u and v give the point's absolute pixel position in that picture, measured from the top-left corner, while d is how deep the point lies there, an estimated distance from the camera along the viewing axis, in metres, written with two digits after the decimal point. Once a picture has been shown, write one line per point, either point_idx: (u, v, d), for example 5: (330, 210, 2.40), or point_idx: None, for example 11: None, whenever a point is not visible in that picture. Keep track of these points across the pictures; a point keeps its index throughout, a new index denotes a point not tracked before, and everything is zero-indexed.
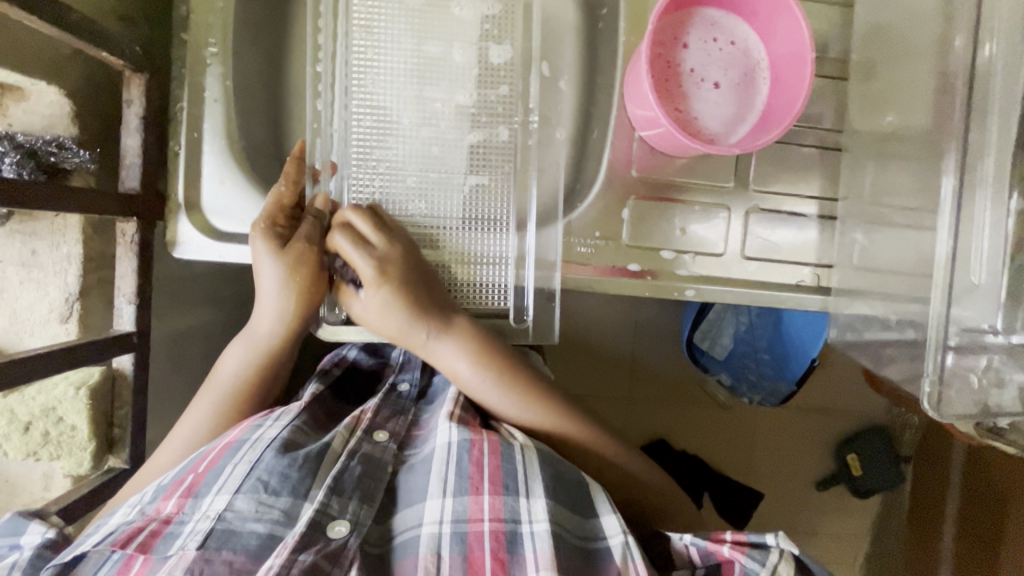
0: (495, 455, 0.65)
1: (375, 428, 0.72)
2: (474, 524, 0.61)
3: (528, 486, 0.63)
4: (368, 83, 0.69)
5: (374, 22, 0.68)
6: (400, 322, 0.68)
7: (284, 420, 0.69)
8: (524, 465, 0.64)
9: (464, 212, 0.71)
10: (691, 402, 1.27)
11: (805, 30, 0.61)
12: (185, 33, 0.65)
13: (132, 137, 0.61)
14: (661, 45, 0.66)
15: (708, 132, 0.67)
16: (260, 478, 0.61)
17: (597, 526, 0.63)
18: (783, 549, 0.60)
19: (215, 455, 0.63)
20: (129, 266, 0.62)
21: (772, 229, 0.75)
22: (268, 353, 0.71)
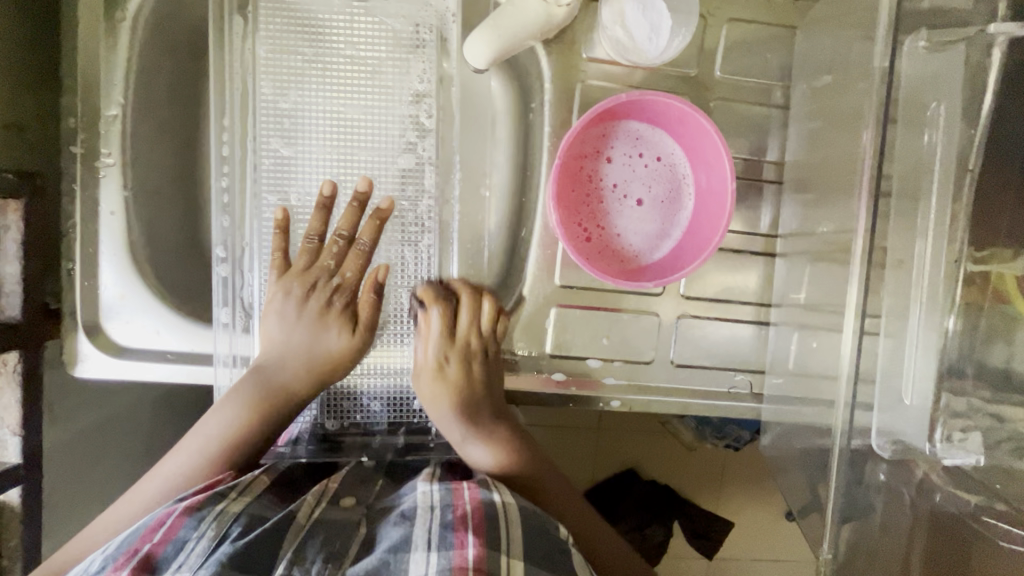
0: (479, 512, 0.57)
1: (343, 495, 0.62)
2: (458, 574, 0.51)
3: (507, 539, 0.55)
4: (282, 190, 0.65)
5: (285, 125, 0.64)
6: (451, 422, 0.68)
7: (251, 491, 0.59)
8: (504, 520, 0.57)
9: (392, 317, 0.69)
10: (659, 440, 1.21)
11: (727, 159, 0.57)
12: (75, 147, 0.61)
13: (11, 265, 0.58)
14: (583, 157, 0.63)
15: (629, 250, 0.64)
16: (224, 547, 0.52)
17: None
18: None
19: (174, 523, 0.55)
20: (12, 397, 0.58)
21: (704, 336, 0.73)
22: (262, 406, 0.64)
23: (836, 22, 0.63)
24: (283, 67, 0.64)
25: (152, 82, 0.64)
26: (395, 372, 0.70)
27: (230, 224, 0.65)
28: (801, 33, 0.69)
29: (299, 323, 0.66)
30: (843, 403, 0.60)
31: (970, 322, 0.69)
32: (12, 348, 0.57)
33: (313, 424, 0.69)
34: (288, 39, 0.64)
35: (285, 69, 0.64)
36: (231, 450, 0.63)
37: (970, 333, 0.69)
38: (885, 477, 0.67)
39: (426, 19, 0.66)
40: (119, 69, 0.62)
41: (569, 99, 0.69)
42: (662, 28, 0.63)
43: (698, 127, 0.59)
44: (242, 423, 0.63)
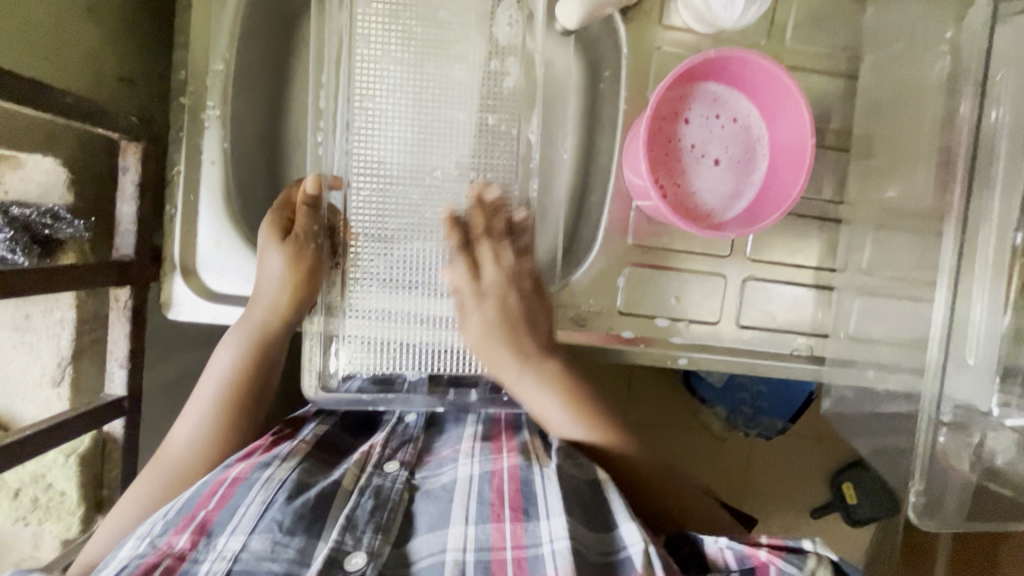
0: (514, 481, 0.62)
1: (386, 460, 0.68)
2: (497, 551, 0.56)
3: (549, 505, 0.58)
4: (367, 141, 0.67)
5: (374, 83, 0.66)
6: (439, 294, 0.69)
7: (293, 459, 0.64)
8: (543, 489, 0.60)
9: (464, 280, 0.70)
10: (687, 431, 1.27)
11: (806, 116, 0.60)
12: (183, 98, 0.64)
13: (127, 205, 0.60)
14: (663, 118, 0.66)
15: (704, 209, 0.67)
16: (275, 516, 0.58)
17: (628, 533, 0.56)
18: (821, 555, 0.56)
19: (226, 492, 0.60)
20: (122, 331, 0.61)
21: (769, 298, 0.75)
22: (259, 342, 0.67)
23: None
24: (374, 22, 0.66)
25: (252, 40, 0.68)
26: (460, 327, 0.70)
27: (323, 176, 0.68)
28: (872, 7, 0.72)
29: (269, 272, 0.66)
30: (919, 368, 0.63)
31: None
32: (126, 284, 0.60)
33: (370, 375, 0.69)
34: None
35: (375, 24, 0.66)
36: (245, 386, 0.67)
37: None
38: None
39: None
40: (226, 23, 0.65)
41: (648, 63, 0.71)
42: None
43: (778, 89, 0.62)
44: (246, 361, 0.67)
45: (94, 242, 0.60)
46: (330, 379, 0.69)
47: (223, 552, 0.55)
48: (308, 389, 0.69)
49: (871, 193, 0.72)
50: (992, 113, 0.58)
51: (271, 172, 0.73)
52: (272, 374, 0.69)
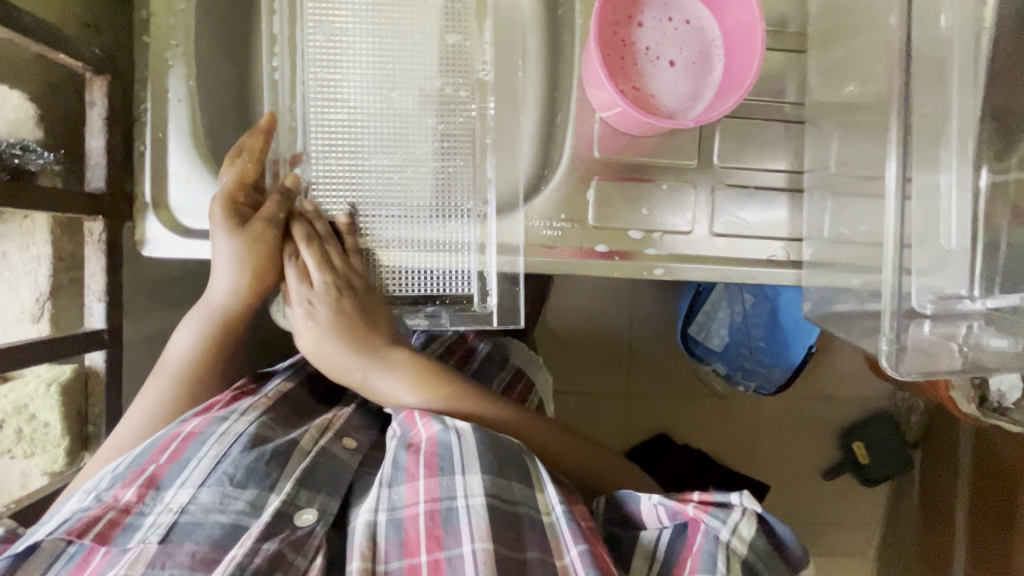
0: (430, 442, 0.62)
1: (346, 431, 0.69)
2: (409, 508, 0.58)
3: (462, 464, 0.60)
4: (325, 66, 0.69)
5: (331, 13, 0.69)
6: (339, 355, 0.71)
7: (250, 416, 0.66)
8: (458, 448, 0.61)
9: (428, 201, 0.72)
10: (686, 399, 1.26)
11: (753, 0, 0.61)
12: (147, 37, 0.66)
13: (96, 138, 0.62)
14: (616, 24, 0.67)
15: (664, 110, 0.68)
16: (227, 471, 0.59)
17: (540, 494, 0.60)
18: (745, 507, 0.59)
19: (178, 446, 0.61)
20: (98, 264, 0.62)
21: (740, 206, 0.76)
22: (225, 323, 0.70)
23: None
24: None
25: None
26: (424, 246, 0.72)
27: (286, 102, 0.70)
28: None
29: (223, 256, 0.67)
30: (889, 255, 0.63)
31: (991, 190, 0.72)
32: (98, 215, 0.61)
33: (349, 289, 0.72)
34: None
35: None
36: (213, 359, 0.70)
37: (992, 200, 0.72)
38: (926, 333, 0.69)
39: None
40: None
41: None
42: None
43: None
44: (208, 343, 0.69)
45: (64, 177, 0.62)
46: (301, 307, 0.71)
47: (171, 504, 0.57)
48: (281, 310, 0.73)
49: (830, 91, 0.72)
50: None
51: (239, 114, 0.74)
52: (234, 348, 0.72)
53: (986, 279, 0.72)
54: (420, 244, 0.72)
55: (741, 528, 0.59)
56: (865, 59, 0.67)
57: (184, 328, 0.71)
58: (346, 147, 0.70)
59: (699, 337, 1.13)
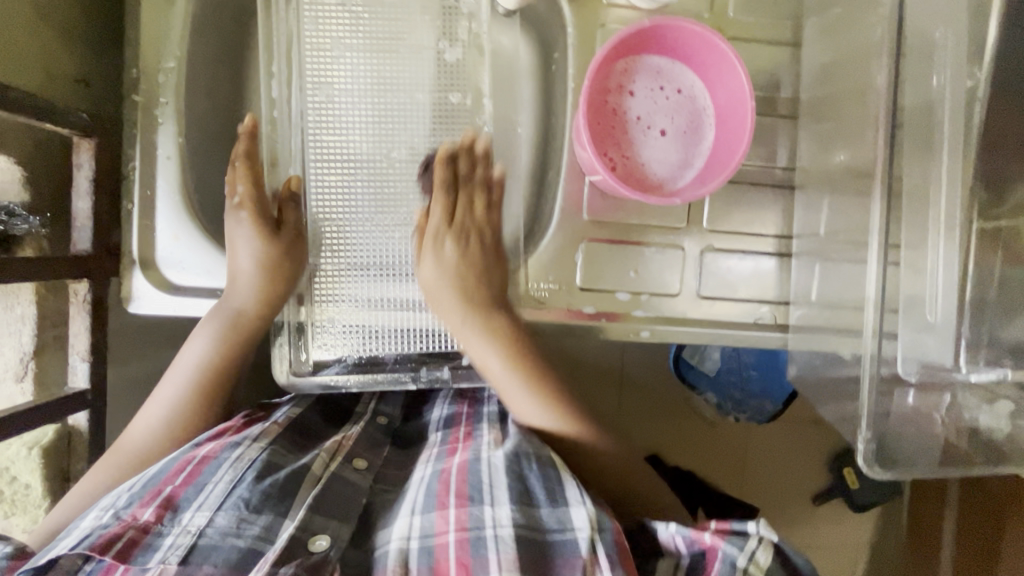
0: (461, 472, 0.64)
1: (355, 454, 0.69)
2: (440, 536, 0.58)
3: (493, 493, 0.61)
4: (322, 128, 0.69)
5: (326, 70, 0.68)
6: (464, 321, 0.71)
7: (262, 441, 0.66)
8: (489, 475, 0.63)
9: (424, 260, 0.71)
10: (676, 419, 1.26)
11: (743, 79, 0.60)
12: (136, 96, 0.66)
13: (82, 200, 0.62)
14: (607, 92, 0.67)
15: (654, 179, 0.68)
16: (242, 495, 0.59)
17: (562, 517, 0.59)
18: (762, 537, 0.56)
19: (194, 469, 0.61)
20: (82, 324, 0.62)
21: (728, 268, 0.75)
22: (238, 338, 0.69)
23: None
24: (323, 12, 0.68)
25: (202, 35, 0.69)
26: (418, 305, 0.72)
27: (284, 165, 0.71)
28: None
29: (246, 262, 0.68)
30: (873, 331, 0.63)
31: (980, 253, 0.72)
32: (84, 277, 0.61)
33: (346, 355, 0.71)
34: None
35: (324, 11, 0.68)
36: (218, 380, 0.69)
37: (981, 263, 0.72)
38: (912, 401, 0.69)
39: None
40: (175, 21, 0.66)
41: (591, 42, 0.71)
42: None
43: (715, 54, 0.63)
44: (219, 361, 0.69)
45: (52, 238, 0.62)
46: (295, 364, 0.71)
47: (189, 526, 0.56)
48: (280, 373, 0.71)
49: (821, 159, 0.72)
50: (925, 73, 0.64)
51: (229, 166, 0.74)
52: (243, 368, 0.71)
53: (974, 350, 0.72)
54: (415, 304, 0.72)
55: (758, 557, 0.55)
56: (855, 131, 0.67)
57: (195, 343, 0.69)
58: (340, 211, 0.70)
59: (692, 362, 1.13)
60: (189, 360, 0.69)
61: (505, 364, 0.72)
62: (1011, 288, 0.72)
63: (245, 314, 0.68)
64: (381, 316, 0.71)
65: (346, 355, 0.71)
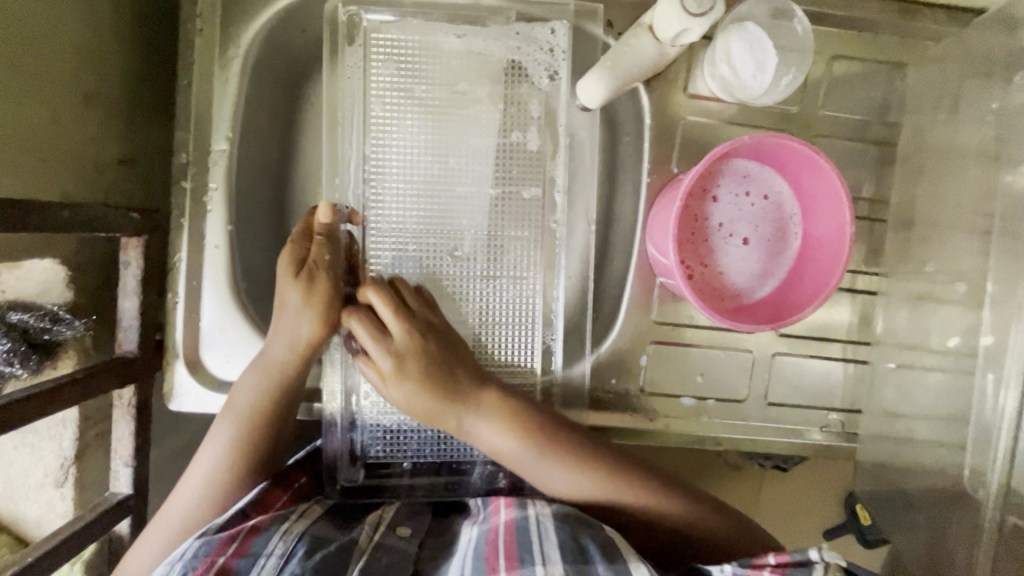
0: (510, 533, 0.56)
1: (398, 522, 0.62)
2: None
3: (545, 551, 0.52)
4: (378, 219, 0.64)
5: (387, 158, 0.63)
6: (428, 408, 0.61)
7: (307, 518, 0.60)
8: (539, 534, 0.55)
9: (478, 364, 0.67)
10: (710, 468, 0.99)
11: (846, 202, 0.55)
12: (185, 182, 0.62)
13: (130, 300, 0.58)
14: (689, 196, 0.62)
15: (733, 289, 0.64)
16: (294, 568, 0.53)
17: (621, 575, 0.51)
18: (830, 563, 0.48)
19: (242, 541, 0.55)
20: (127, 429, 0.59)
21: (798, 373, 0.72)
22: (279, 385, 0.62)
23: (954, 58, 0.62)
24: (390, 96, 0.63)
25: (255, 114, 0.65)
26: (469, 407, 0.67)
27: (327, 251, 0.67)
28: (910, 70, 0.67)
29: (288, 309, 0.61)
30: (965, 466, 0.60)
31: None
32: (129, 382, 0.58)
33: (372, 455, 0.67)
34: (401, 74, 0.63)
35: (391, 97, 0.63)
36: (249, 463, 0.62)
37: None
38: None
39: (537, 56, 0.64)
40: (229, 103, 0.62)
41: (669, 134, 0.67)
42: (768, 65, 0.62)
43: (810, 168, 0.58)
44: (250, 446, 0.62)
45: (95, 339, 0.58)
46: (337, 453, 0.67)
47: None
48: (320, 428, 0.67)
49: (908, 267, 0.68)
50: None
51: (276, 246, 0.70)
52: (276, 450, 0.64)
53: None
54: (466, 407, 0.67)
55: None
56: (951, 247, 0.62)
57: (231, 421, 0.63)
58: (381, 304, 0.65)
59: None
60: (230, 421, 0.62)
61: (542, 456, 0.61)
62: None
63: (294, 372, 0.62)
64: (433, 419, 0.67)
65: (398, 461, 0.68)
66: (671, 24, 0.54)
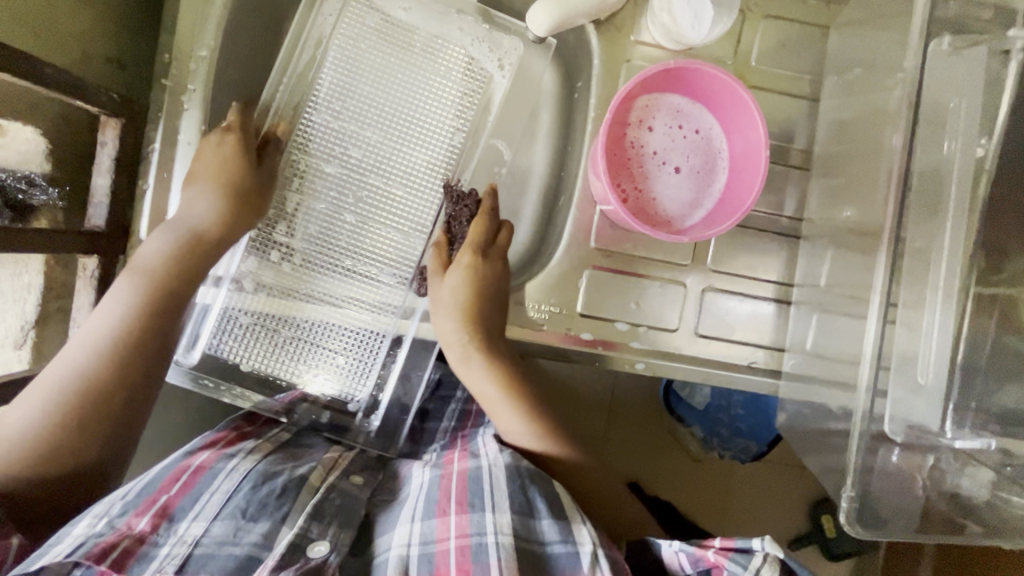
0: (462, 480, 0.63)
1: (352, 470, 0.70)
2: (440, 543, 0.58)
3: (494, 500, 0.60)
4: (291, 161, 0.71)
5: (325, 104, 0.71)
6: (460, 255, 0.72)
7: (255, 455, 0.67)
8: (490, 481, 0.62)
9: (366, 297, 0.72)
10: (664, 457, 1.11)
11: (762, 127, 0.61)
12: (165, 79, 0.67)
13: (103, 177, 0.63)
14: (627, 125, 0.68)
15: (664, 214, 0.69)
16: (240, 503, 0.60)
17: (563, 530, 0.58)
18: (768, 555, 0.53)
19: (192, 478, 0.62)
20: (88, 298, 0.64)
21: (728, 309, 0.76)
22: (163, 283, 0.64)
23: (868, 17, 0.68)
24: (346, 54, 0.71)
25: (239, 28, 0.70)
26: (349, 341, 0.72)
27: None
28: (833, 32, 0.74)
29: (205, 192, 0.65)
30: (866, 385, 0.59)
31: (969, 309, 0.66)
32: (94, 254, 0.63)
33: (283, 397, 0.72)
34: (349, 32, 0.72)
35: (337, 52, 0.71)
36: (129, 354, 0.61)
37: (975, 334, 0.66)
38: (896, 459, 0.63)
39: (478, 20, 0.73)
40: (213, 13, 0.67)
41: (615, 76, 0.73)
42: (705, 17, 0.68)
43: (733, 100, 0.64)
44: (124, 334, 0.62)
45: (68, 212, 0.63)
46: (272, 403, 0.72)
47: (185, 536, 0.56)
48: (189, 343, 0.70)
49: (830, 213, 0.72)
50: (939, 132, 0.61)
51: None
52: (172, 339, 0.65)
53: (961, 413, 0.66)
54: (347, 341, 0.72)
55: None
56: (862, 184, 0.66)
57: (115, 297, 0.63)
58: (295, 231, 0.71)
59: (683, 394, 1.04)
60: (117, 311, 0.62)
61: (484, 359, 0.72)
62: (1003, 357, 0.66)
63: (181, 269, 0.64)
64: (308, 351, 0.71)
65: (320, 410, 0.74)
66: None
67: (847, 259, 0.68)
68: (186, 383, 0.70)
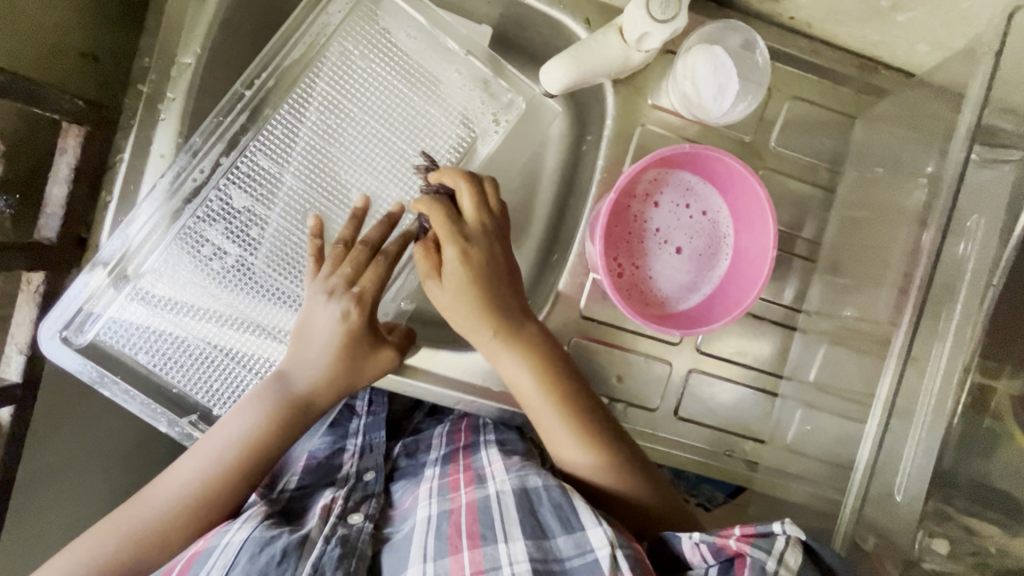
0: (472, 512, 0.56)
1: (348, 509, 0.62)
2: None
3: (506, 529, 0.53)
4: (252, 152, 0.65)
5: (308, 101, 0.66)
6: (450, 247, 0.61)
7: (257, 517, 0.59)
8: (502, 512, 0.55)
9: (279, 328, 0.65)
10: None
11: (772, 226, 0.58)
12: (143, 86, 0.63)
13: (59, 187, 0.60)
14: (632, 196, 0.65)
15: (658, 294, 0.66)
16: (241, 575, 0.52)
17: (579, 543, 0.51)
18: (790, 536, 0.47)
19: (190, 560, 0.55)
20: (28, 315, 0.61)
21: (712, 393, 0.74)
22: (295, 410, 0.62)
23: (896, 116, 0.65)
24: (345, 58, 0.66)
25: (232, 38, 0.65)
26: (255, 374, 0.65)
27: (197, 170, 0.64)
28: (861, 123, 0.70)
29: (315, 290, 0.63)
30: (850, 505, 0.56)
31: (971, 415, 0.52)
32: (38, 269, 0.60)
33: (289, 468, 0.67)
34: (357, 31, 0.67)
35: (339, 50, 0.66)
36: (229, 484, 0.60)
37: (968, 433, 0.52)
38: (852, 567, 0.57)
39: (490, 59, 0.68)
40: (202, 19, 0.62)
41: (626, 139, 0.69)
42: (728, 91, 0.64)
43: (746, 190, 0.61)
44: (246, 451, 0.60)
45: (17, 219, 0.59)
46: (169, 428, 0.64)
47: None
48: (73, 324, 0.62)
49: (829, 310, 0.69)
50: (956, 243, 0.53)
51: None
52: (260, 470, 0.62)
53: None
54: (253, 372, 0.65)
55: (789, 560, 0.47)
56: (864, 290, 0.63)
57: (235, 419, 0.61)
58: (237, 237, 0.64)
59: None
60: (233, 437, 0.60)
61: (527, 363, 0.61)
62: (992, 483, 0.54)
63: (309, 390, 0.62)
64: (208, 369, 0.64)
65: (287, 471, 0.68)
66: (635, 26, 0.57)
67: (837, 365, 0.65)
68: (59, 359, 0.62)
